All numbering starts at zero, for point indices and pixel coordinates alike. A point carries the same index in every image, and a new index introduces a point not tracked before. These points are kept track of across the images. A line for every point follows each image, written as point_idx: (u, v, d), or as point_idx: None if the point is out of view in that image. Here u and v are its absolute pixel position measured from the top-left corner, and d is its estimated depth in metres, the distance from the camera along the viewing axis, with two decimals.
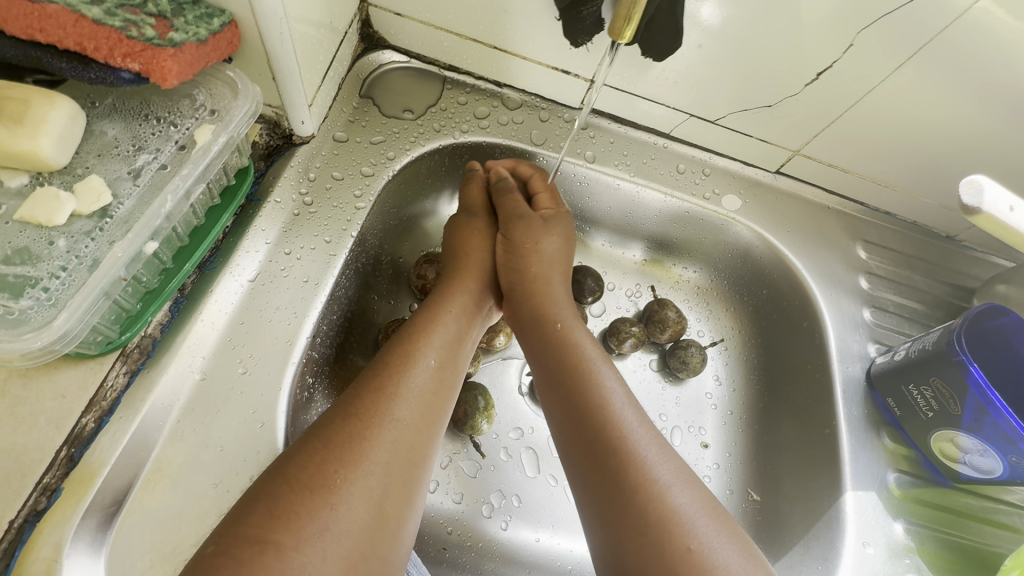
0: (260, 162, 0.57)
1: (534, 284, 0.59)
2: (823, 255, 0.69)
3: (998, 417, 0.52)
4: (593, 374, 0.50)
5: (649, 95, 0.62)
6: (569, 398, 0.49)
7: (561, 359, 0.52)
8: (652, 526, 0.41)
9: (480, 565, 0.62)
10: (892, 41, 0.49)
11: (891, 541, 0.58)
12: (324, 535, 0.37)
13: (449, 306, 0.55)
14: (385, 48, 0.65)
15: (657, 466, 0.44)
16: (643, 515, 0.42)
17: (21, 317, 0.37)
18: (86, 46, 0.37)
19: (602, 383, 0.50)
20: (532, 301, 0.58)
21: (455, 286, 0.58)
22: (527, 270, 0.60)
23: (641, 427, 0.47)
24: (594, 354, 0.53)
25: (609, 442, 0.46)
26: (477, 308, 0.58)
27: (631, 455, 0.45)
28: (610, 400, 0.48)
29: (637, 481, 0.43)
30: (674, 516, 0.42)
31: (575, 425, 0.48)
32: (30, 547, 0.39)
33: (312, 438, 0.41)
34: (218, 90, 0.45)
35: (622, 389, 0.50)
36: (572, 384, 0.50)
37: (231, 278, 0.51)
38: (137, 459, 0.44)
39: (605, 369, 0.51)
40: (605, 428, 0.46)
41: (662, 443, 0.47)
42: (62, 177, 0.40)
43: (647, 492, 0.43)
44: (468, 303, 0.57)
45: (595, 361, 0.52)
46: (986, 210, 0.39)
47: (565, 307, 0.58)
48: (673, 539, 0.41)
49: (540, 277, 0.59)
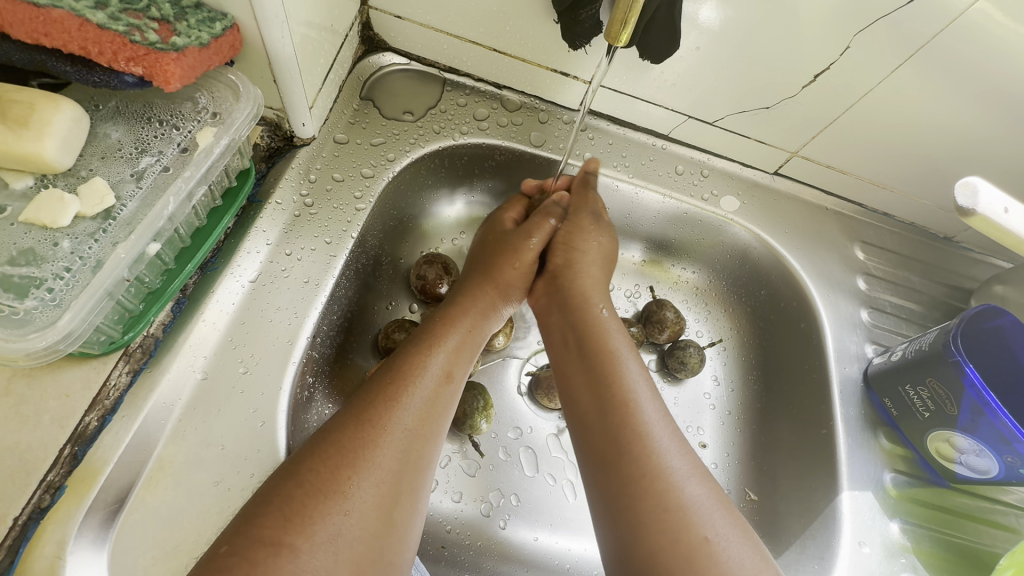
0: (262, 163, 0.58)
1: (580, 276, 0.59)
2: (821, 256, 0.69)
3: (994, 417, 0.53)
4: (617, 366, 0.50)
5: (648, 97, 0.62)
6: (593, 382, 0.50)
7: (586, 351, 0.52)
8: (667, 515, 0.42)
9: (479, 564, 0.62)
10: (889, 44, 0.49)
11: (887, 540, 0.58)
12: (337, 538, 0.37)
13: (468, 309, 0.56)
14: (385, 50, 0.65)
15: (673, 459, 0.45)
16: (660, 503, 0.42)
17: (26, 317, 0.37)
18: (90, 50, 0.38)
19: (626, 371, 0.50)
20: (579, 285, 0.58)
21: (484, 281, 0.59)
22: (571, 263, 0.60)
23: (659, 417, 0.48)
24: (621, 341, 0.53)
25: (631, 427, 0.46)
26: (505, 297, 0.59)
27: (648, 449, 0.45)
28: (635, 389, 0.49)
29: (653, 471, 0.44)
30: (689, 508, 0.42)
31: (597, 408, 0.48)
32: (34, 545, 0.40)
33: (320, 441, 0.42)
34: (220, 93, 0.46)
35: (645, 377, 0.51)
36: (597, 372, 0.50)
37: (232, 279, 0.51)
38: (139, 458, 0.44)
39: (629, 356, 0.52)
40: (626, 415, 0.47)
41: (678, 435, 0.47)
42: (66, 179, 0.41)
43: (663, 481, 0.43)
44: (483, 309, 0.57)
45: (620, 353, 0.51)
46: (981, 211, 0.39)
47: (602, 296, 0.58)
48: (687, 531, 0.41)
49: (585, 272, 0.59)
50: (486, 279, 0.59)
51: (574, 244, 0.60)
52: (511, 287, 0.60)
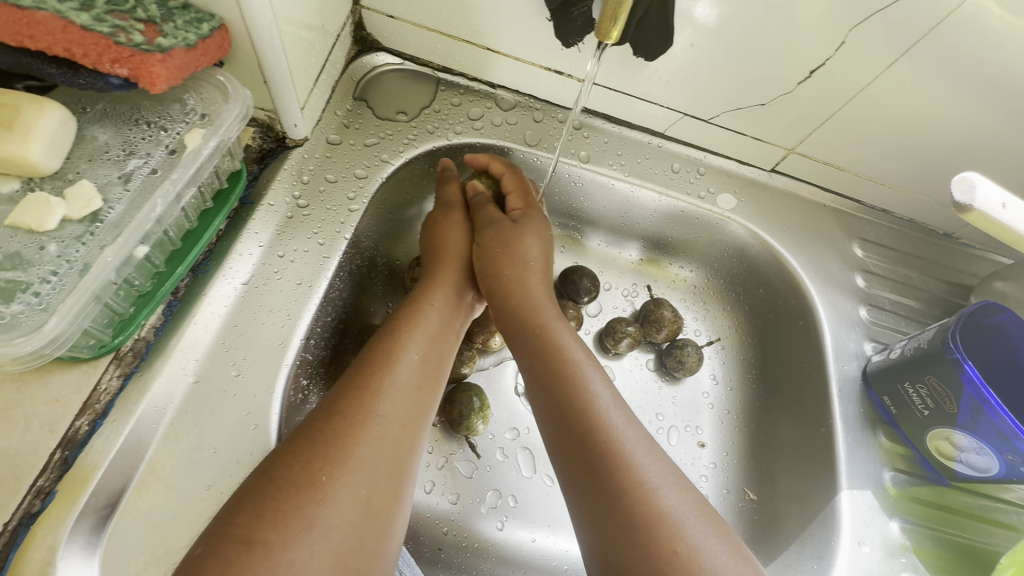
0: (254, 165, 0.58)
1: (506, 283, 0.58)
2: (818, 253, 0.68)
3: (994, 416, 0.52)
4: (578, 378, 0.50)
5: (643, 95, 0.62)
6: (557, 394, 0.50)
7: (547, 364, 0.52)
8: (639, 528, 0.41)
9: (475, 565, 0.62)
10: (884, 37, 0.48)
11: (887, 540, 0.58)
12: (311, 531, 0.37)
13: (425, 316, 0.53)
14: (378, 50, 0.65)
15: (645, 469, 0.44)
16: (630, 516, 0.42)
17: (12, 321, 0.37)
18: (74, 53, 0.37)
19: (586, 385, 0.50)
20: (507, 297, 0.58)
21: (429, 290, 0.57)
22: (500, 275, 0.59)
23: (629, 427, 0.47)
24: (580, 356, 0.53)
25: (596, 443, 0.46)
26: (455, 309, 0.57)
27: (618, 458, 0.45)
28: (595, 398, 0.49)
29: (623, 480, 0.43)
30: (662, 518, 0.42)
31: (561, 422, 0.48)
32: (24, 550, 0.40)
33: (297, 438, 0.41)
34: (209, 95, 0.45)
35: (608, 389, 0.50)
36: (557, 387, 0.50)
37: (225, 281, 0.51)
38: (131, 462, 0.44)
39: (590, 367, 0.51)
40: (591, 429, 0.46)
41: (649, 444, 0.47)
42: (53, 182, 0.41)
43: (634, 493, 0.43)
44: (438, 319, 0.54)
45: (580, 365, 0.52)
46: (978, 207, 0.39)
47: (550, 309, 0.58)
48: (659, 538, 0.41)
49: (514, 277, 0.59)
50: (431, 288, 0.57)
51: (495, 257, 0.59)
52: (453, 297, 0.58)
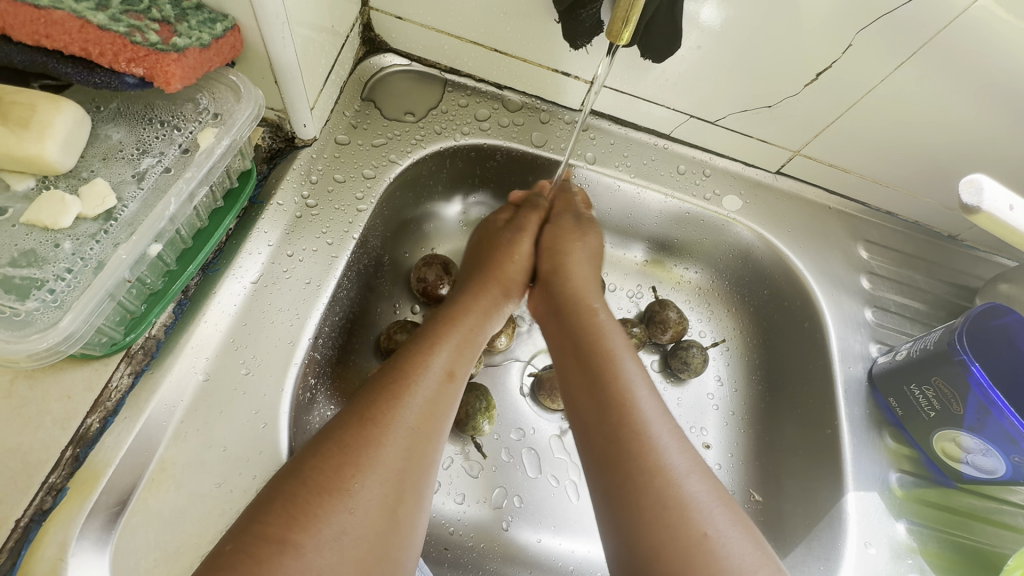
0: (263, 164, 0.58)
1: (571, 280, 0.60)
2: (823, 255, 0.69)
3: (1002, 418, 0.52)
4: (616, 364, 0.50)
5: (649, 96, 0.62)
6: (593, 383, 0.50)
7: (587, 350, 0.52)
8: (669, 510, 0.42)
9: (482, 565, 0.62)
10: (891, 42, 0.49)
11: (893, 542, 0.58)
12: (341, 537, 0.37)
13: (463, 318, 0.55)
14: (386, 52, 0.65)
15: (673, 455, 0.45)
16: (659, 498, 0.42)
17: (27, 319, 0.37)
18: (91, 51, 0.38)
19: (626, 370, 0.50)
20: (568, 290, 0.59)
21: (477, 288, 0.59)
22: (564, 273, 0.61)
23: (661, 415, 0.47)
24: (620, 342, 0.53)
25: (630, 426, 0.46)
26: (496, 304, 0.59)
27: (649, 442, 0.45)
28: (634, 387, 0.48)
29: (654, 467, 0.44)
30: (690, 502, 0.42)
31: (597, 412, 0.48)
32: (36, 546, 0.40)
33: (325, 439, 0.42)
34: (221, 95, 0.46)
35: (644, 377, 0.50)
36: (597, 371, 0.50)
37: (234, 280, 0.51)
38: (142, 459, 0.44)
39: (628, 357, 0.51)
40: (626, 415, 0.46)
41: (679, 434, 0.47)
42: (67, 181, 0.41)
43: (664, 478, 0.43)
44: (481, 314, 0.57)
45: (619, 351, 0.52)
46: (986, 209, 0.39)
47: (598, 298, 0.59)
48: (689, 523, 0.41)
49: (577, 278, 0.61)
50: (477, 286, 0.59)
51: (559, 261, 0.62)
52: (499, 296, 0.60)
